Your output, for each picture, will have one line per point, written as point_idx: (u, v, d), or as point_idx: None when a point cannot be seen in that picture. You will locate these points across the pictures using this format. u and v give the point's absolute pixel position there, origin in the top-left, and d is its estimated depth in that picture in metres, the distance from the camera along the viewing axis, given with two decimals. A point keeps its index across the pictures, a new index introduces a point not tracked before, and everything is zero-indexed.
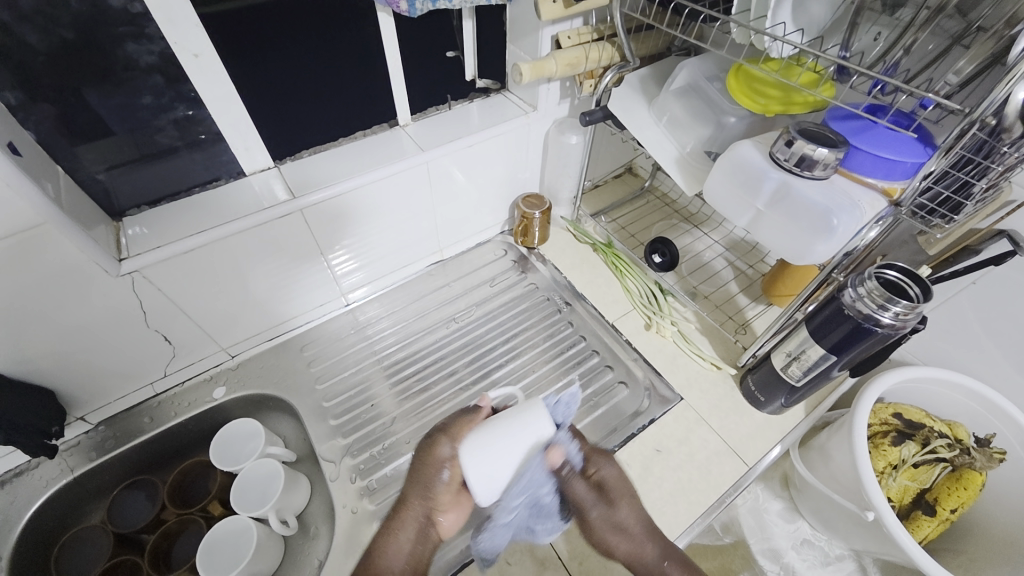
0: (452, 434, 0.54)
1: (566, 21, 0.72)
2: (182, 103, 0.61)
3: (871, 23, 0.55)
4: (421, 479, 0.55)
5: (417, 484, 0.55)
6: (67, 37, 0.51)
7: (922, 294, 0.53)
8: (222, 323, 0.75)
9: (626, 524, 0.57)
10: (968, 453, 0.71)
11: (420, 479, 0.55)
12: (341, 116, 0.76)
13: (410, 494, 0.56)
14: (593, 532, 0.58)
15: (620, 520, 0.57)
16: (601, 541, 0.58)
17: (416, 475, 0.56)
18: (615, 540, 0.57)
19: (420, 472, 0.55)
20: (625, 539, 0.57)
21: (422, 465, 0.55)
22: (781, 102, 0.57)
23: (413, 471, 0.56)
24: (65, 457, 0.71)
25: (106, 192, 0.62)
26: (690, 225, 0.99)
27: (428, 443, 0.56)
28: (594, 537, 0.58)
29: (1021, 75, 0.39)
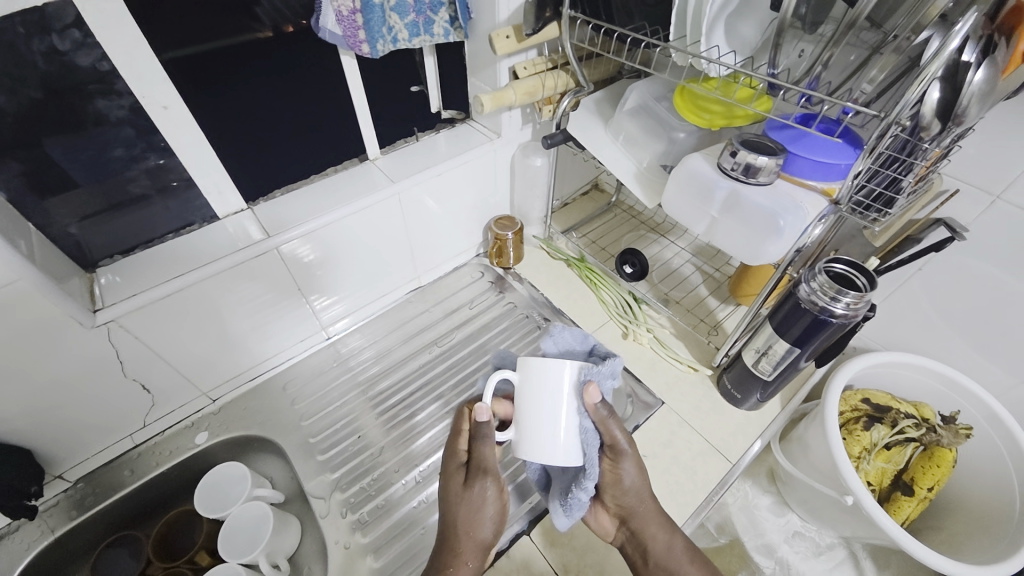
0: (490, 474, 0.51)
1: (521, 54, 0.76)
2: (153, 153, 0.62)
3: (796, 41, 0.60)
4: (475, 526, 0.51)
5: (464, 518, 0.50)
6: (35, 96, 0.52)
7: (869, 284, 0.57)
8: (201, 367, 0.74)
9: (644, 473, 0.54)
10: (935, 430, 0.74)
11: (472, 521, 0.51)
12: (311, 155, 0.78)
13: (462, 541, 0.50)
14: (615, 468, 0.53)
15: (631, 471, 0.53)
16: (619, 476, 0.53)
17: (466, 524, 0.50)
18: (635, 487, 0.54)
19: (470, 522, 0.50)
20: (643, 490, 0.54)
21: (474, 515, 0.51)
22: (724, 116, 0.62)
23: (459, 524, 0.50)
24: (43, 519, 0.68)
25: (77, 245, 0.62)
26: (658, 235, 1.03)
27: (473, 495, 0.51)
28: (613, 476, 0.53)
29: (930, 76, 0.43)
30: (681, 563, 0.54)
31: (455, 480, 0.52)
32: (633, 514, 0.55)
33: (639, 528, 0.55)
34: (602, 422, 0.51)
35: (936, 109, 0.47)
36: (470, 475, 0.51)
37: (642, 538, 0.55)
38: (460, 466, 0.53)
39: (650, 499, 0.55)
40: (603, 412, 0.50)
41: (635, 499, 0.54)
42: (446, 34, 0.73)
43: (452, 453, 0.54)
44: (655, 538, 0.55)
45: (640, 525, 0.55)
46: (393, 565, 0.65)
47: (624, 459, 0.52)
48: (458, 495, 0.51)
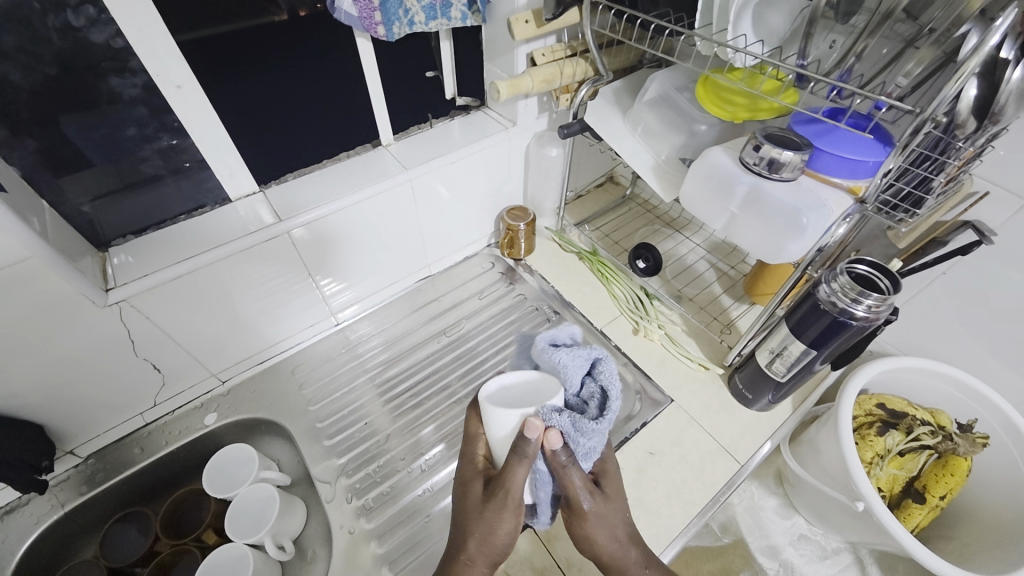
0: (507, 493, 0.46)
1: (539, 40, 0.74)
2: (166, 133, 0.62)
3: (827, 31, 0.57)
4: (491, 540, 0.48)
5: (474, 529, 0.48)
6: (49, 73, 0.52)
7: (892, 286, 0.55)
8: (210, 349, 0.75)
9: (621, 527, 0.50)
10: (951, 439, 0.73)
11: (484, 535, 0.48)
12: (323, 139, 0.77)
13: (472, 550, 0.49)
14: (582, 528, 0.49)
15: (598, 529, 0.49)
16: (588, 532, 0.50)
17: (478, 535, 0.48)
18: (605, 541, 0.50)
19: (482, 534, 0.48)
20: (617, 545, 0.50)
21: (489, 526, 0.48)
22: (747, 109, 0.60)
23: (471, 532, 0.49)
24: (55, 493, 0.70)
25: (90, 223, 0.62)
26: (672, 230, 1.01)
27: (494, 509, 0.47)
28: (582, 533, 0.50)
29: (969, 72, 0.41)
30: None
31: (473, 487, 0.49)
32: (606, 566, 0.51)
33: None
34: (558, 471, 0.47)
35: (972, 107, 0.45)
36: (490, 489, 0.48)
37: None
38: (480, 472, 0.50)
39: (625, 549, 0.50)
40: (561, 463, 0.46)
41: (608, 554, 0.50)
42: (463, 18, 0.71)
43: (471, 458, 0.51)
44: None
45: (616, 575, 0.51)
46: (397, 552, 0.65)
47: (589, 519, 0.49)
48: (476, 505, 0.48)
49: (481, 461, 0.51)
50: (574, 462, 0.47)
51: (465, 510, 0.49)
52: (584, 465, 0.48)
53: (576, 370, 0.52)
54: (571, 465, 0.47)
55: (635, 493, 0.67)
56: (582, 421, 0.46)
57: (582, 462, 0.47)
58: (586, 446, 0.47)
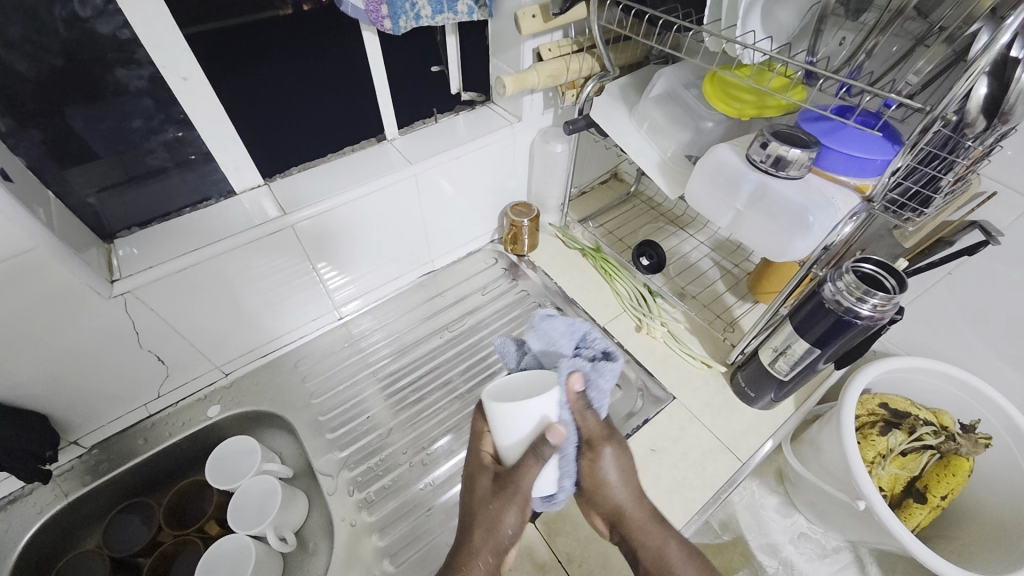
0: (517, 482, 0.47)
1: (546, 34, 0.74)
2: (172, 125, 0.62)
3: (837, 29, 0.57)
4: (497, 531, 0.48)
5: (482, 521, 0.49)
6: (56, 63, 0.52)
7: (898, 286, 0.55)
8: (214, 342, 0.75)
9: (631, 471, 0.53)
10: (954, 439, 0.72)
11: (491, 526, 0.48)
12: (328, 133, 0.77)
13: (478, 543, 0.49)
14: (595, 462, 0.51)
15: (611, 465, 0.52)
16: (602, 479, 0.52)
17: (485, 527, 0.49)
18: (619, 488, 0.52)
19: (489, 526, 0.48)
20: (630, 491, 0.53)
21: (497, 516, 0.48)
22: (755, 106, 0.59)
23: (478, 524, 0.49)
24: (59, 482, 0.70)
25: (96, 215, 0.62)
26: (676, 228, 1.01)
27: (501, 500, 0.48)
28: (596, 480, 0.52)
29: (978, 72, 0.40)
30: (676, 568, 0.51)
31: (480, 481, 0.50)
32: (622, 517, 0.53)
33: (631, 531, 0.53)
34: (579, 414, 0.49)
35: (982, 106, 0.45)
36: (499, 481, 0.49)
37: (635, 543, 0.52)
38: (487, 466, 0.51)
39: (639, 498, 0.53)
40: (582, 406, 0.49)
41: (623, 502, 0.52)
42: (469, 13, 0.71)
43: (478, 452, 0.52)
44: (649, 542, 0.52)
45: (631, 528, 0.53)
46: (398, 545, 0.66)
47: (602, 454, 0.51)
48: (483, 498, 0.49)
49: (489, 456, 0.52)
50: (591, 408, 0.50)
51: (472, 501, 0.50)
52: (600, 413, 0.52)
53: (569, 339, 0.55)
54: (590, 408, 0.50)
55: None
56: (600, 365, 0.51)
57: (598, 406, 0.51)
58: (601, 390, 0.51)
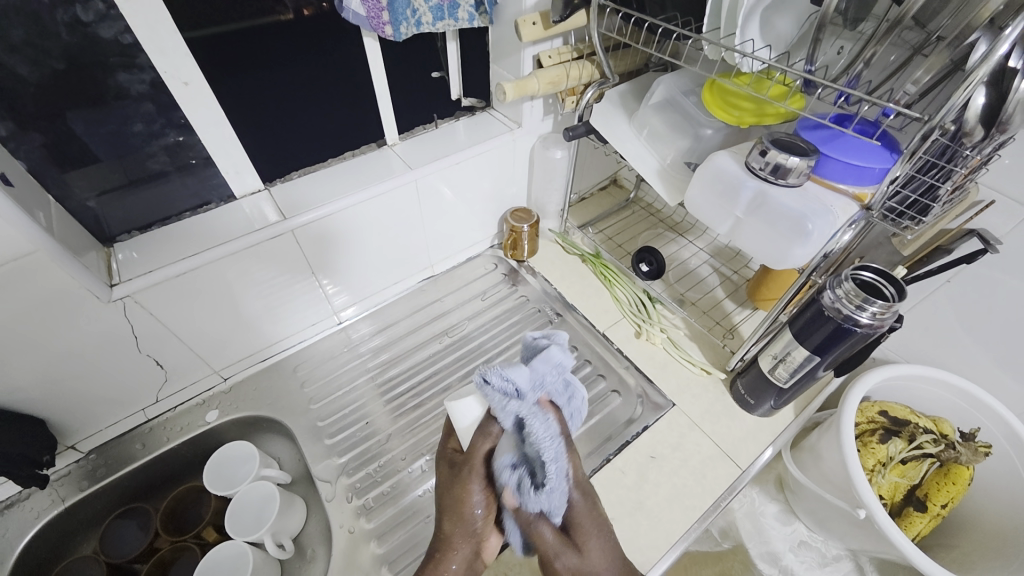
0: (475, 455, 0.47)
1: (546, 42, 0.74)
2: (173, 130, 0.62)
3: (835, 38, 0.58)
4: (463, 516, 0.47)
5: (448, 504, 0.48)
6: (58, 68, 0.52)
7: (897, 293, 0.55)
8: (213, 347, 0.75)
9: (610, 563, 0.45)
10: (954, 447, 0.72)
11: (456, 509, 0.47)
12: (329, 138, 0.77)
13: (448, 529, 0.47)
14: (564, 574, 0.45)
15: (583, 570, 0.44)
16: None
17: (450, 513, 0.47)
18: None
19: (454, 509, 0.47)
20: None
21: (461, 496, 0.47)
22: (754, 113, 0.60)
23: (445, 511, 0.48)
24: (56, 487, 0.70)
25: (96, 219, 0.62)
26: (676, 234, 1.01)
27: (458, 484, 0.47)
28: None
29: (977, 82, 0.41)
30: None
31: (444, 471, 0.50)
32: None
33: None
34: (526, 526, 0.45)
35: (980, 116, 0.45)
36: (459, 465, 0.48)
37: None
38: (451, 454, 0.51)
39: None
40: (526, 521, 0.44)
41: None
42: (470, 19, 0.71)
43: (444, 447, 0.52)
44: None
45: None
46: (396, 552, 0.65)
47: (568, 570, 0.44)
48: (446, 484, 0.49)
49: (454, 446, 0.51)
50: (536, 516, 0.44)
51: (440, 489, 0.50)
52: (553, 517, 0.44)
53: (511, 421, 0.43)
54: (534, 515, 0.44)
55: (636, 496, 0.67)
56: (529, 489, 0.43)
57: (546, 515, 0.44)
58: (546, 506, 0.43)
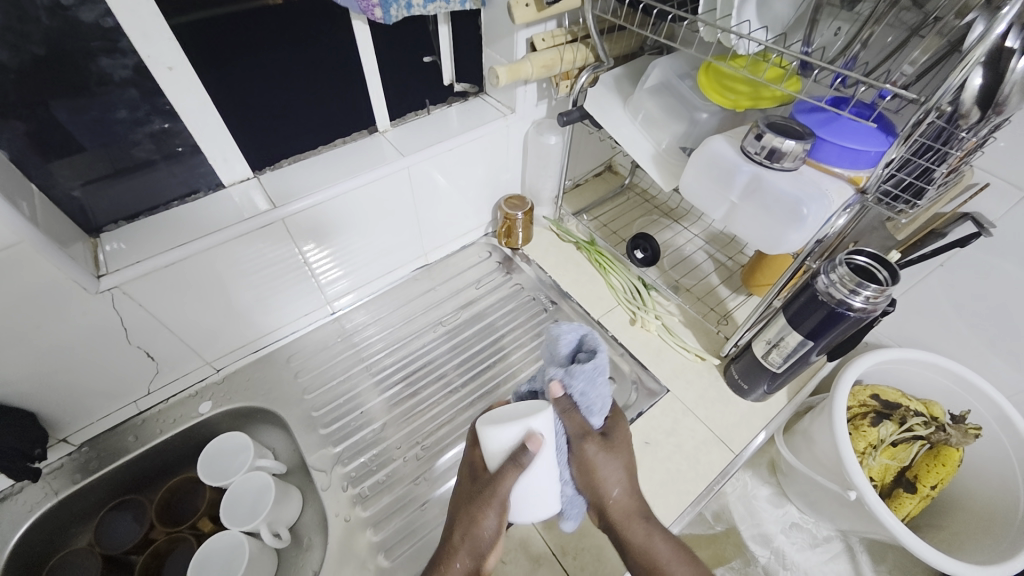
0: (497, 482, 0.47)
1: (539, 24, 0.73)
2: (158, 116, 0.60)
3: (832, 19, 0.56)
4: (474, 534, 0.49)
5: (459, 520, 0.50)
6: (37, 53, 0.50)
7: (891, 278, 0.55)
8: (204, 338, 0.74)
9: (622, 470, 0.52)
10: (943, 429, 0.74)
11: (467, 526, 0.49)
12: (319, 125, 0.76)
13: (457, 541, 0.50)
14: (588, 463, 0.50)
15: (604, 467, 0.51)
16: (594, 476, 0.51)
17: (463, 528, 0.50)
18: (609, 484, 0.51)
19: (466, 527, 0.49)
20: (620, 487, 0.52)
21: (474, 517, 0.49)
22: (750, 97, 0.59)
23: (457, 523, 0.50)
24: (49, 480, 0.69)
25: (81, 209, 0.61)
26: (670, 221, 1.01)
27: (476, 505, 0.48)
28: (586, 471, 0.51)
29: (974, 62, 0.40)
30: (664, 563, 0.51)
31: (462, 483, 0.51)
32: (611, 510, 0.52)
33: (616, 523, 0.53)
34: (564, 419, 0.49)
35: (976, 97, 0.45)
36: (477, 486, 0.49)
37: (620, 534, 0.53)
38: (469, 473, 0.51)
39: (629, 494, 0.53)
40: (566, 409, 0.49)
41: (612, 497, 0.52)
42: (462, 2, 0.70)
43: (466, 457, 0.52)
44: (634, 538, 0.52)
45: (617, 521, 0.53)
46: (393, 539, 0.66)
47: (596, 456, 0.51)
48: (464, 497, 0.50)
49: (473, 462, 0.51)
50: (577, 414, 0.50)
51: (456, 500, 0.52)
52: (589, 417, 0.51)
53: (566, 343, 0.53)
54: (575, 411, 0.50)
55: None
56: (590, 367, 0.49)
57: (587, 414, 0.51)
58: (588, 393, 0.49)
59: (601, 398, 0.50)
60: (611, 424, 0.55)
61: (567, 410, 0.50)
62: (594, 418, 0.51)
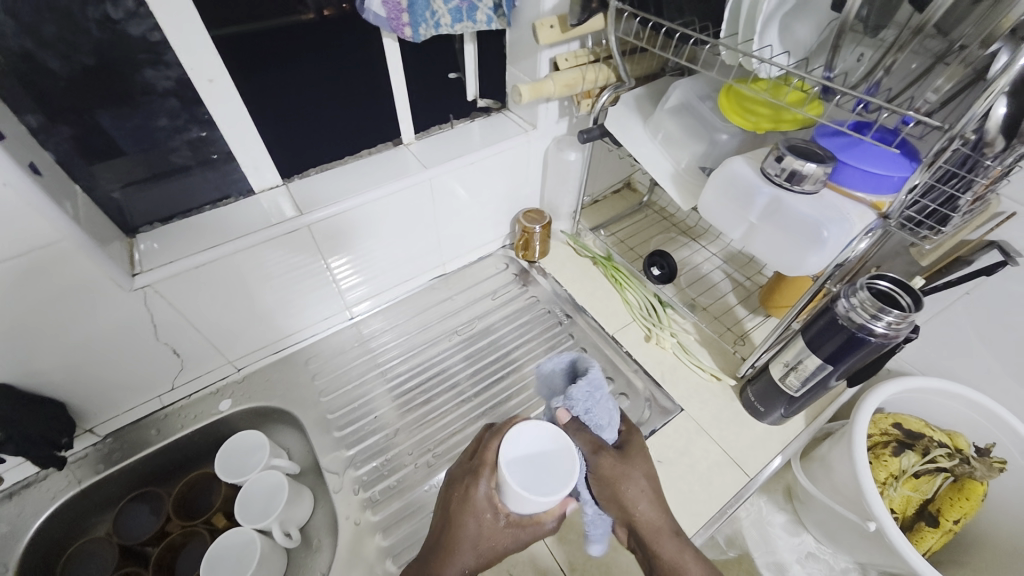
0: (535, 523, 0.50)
1: (562, 44, 0.75)
2: (196, 125, 0.64)
3: (856, 45, 0.58)
4: (492, 557, 0.50)
5: (480, 549, 0.49)
6: (88, 63, 0.54)
7: (914, 304, 0.54)
8: (227, 337, 0.76)
9: (645, 485, 0.51)
10: (968, 462, 0.71)
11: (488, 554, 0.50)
12: (347, 136, 0.78)
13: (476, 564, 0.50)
14: (608, 478, 0.50)
15: (625, 480, 0.51)
16: (617, 492, 0.50)
17: (484, 555, 0.50)
18: (634, 498, 0.50)
19: (488, 554, 0.50)
20: (646, 500, 0.51)
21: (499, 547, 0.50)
22: (770, 119, 0.59)
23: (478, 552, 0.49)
24: (73, 469, 0.72)
25: (120, 210, 0.64)
26: (688, 239, 1.00)
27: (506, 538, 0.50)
28: (608, 488, 0.51)
29: (999, 91, 0.40)
30: None
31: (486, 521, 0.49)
32: (638, 526, 0.51)
33: (646, 542, 0.51)
34: (576, 437, 0.51)
35: (1001, 126, 0.44)
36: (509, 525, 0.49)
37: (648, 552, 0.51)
38: (489, 505, 0.49)
39: (657, 508, 0.51)
40: (578, 429, 0.51)
41: (638, 513, 0.51)
42: (488, 21, 0.72)
43: (481, 491, 0.49)
44: (665, 554, 0.50)
45: (646, 538, 0.51)
46: (400, 545, 0.66)
47: (614, 471, 0.51)
48: (490, 532, 0.49)
49: (491, 494, 0.49)
50: (591, 429, 0.51)
51: (475, 533, 0.49)
52: (600, 430, 0.52)
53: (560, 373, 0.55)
54: (586, 428, 0.51)
55: None
56: (595, 396, 0.51)
57: (598, 428, 0.52)
58: (592, 408, 0.51)
59: (606, 411, 0.52)
60: (625, 433, 0.56)
61: (579, 427, 0.51)
62: (607, 430, 0.52)
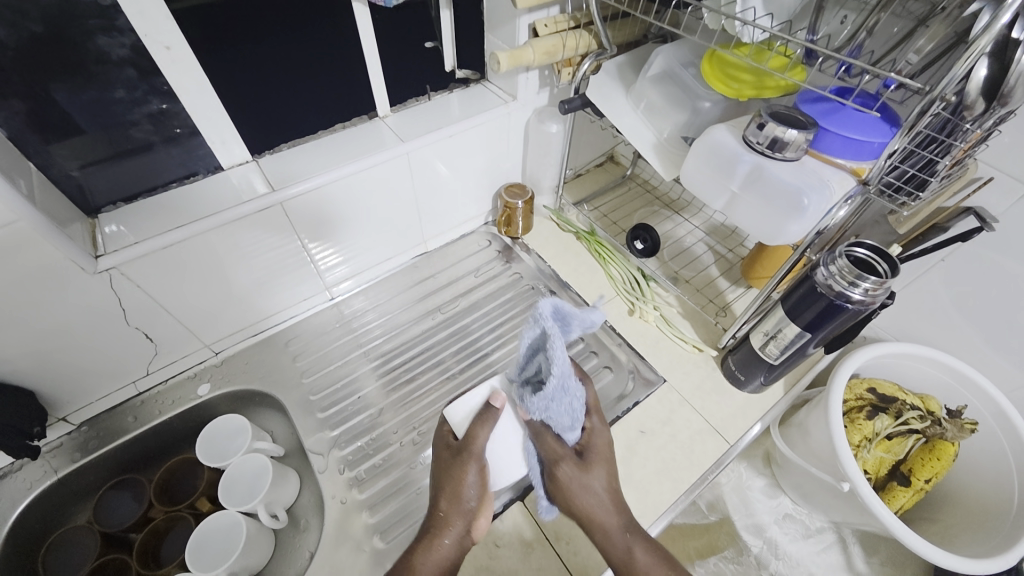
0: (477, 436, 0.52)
1: (541, 10, 0.72)
2: (156, 97, 0.60)
3: (840, 7, 0.56)
4: (458, 496, 0.52)
5: (445, 485, 0.52)
6: (35, 30, 0.50)
7: (890, 270, 0.55)
8: (204, 320, 0.74)
9: (600, 489, 0.51)
10: (940, 423, 0.74)
11: (453, 492, 0.52)
12: (318, 110, 0.75)
13: (446, 508, 0.51)
14: (560, 481, 0.51)
15: (578, 486, 0.51)
16: (569, 497, 0.51)
17: (448, 494, 0.52)
18: (585, 500, 0.51)
19: (453, 494, 0.51)
20: (599, 502, 0.51)
21: (460, 478, 0.52)
22: (753, 86, 0.58)
23: (444, 492, 0.52)
24: (48, 459, 0.70)
25: (79, 189, 0.61)
26: (671, 212, 1.00)
27: (458, 465, 0.52)
28: (561, 488, 0.51)
29: (979, 52, 0.40)
30: None
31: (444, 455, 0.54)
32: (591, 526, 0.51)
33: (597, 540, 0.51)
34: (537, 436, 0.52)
35: (982, 88, 0.43)
36: (457, 454, 0.53)
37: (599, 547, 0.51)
38: (442, 441, 0.55)
39: (612, 512, 0.51)
40: (539, 430, 0.52)
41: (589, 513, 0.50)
42: None
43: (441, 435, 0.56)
44: (614, 553, 0.50)
45: (598, 536, 0.51)
46: (387, 522, 0.66)
47: (567, 474, 0.51)
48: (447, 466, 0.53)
49: (445, 433, 0.55)
50: (552, 434, 0.52)
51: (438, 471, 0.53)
52: (564, 433, 0.52)
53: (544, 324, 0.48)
54: (549, 433, 0.52)
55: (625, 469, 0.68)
56: (563, 392, 0.48)
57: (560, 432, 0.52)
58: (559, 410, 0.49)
59: (570, 415, 0.50)
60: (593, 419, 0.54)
61: (539, 430, 0.52)
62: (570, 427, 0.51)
